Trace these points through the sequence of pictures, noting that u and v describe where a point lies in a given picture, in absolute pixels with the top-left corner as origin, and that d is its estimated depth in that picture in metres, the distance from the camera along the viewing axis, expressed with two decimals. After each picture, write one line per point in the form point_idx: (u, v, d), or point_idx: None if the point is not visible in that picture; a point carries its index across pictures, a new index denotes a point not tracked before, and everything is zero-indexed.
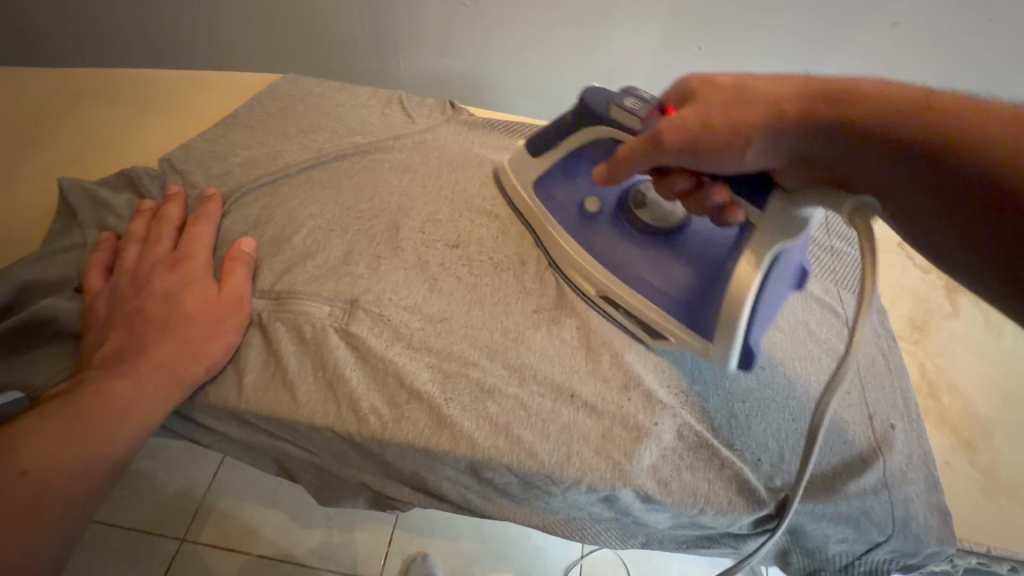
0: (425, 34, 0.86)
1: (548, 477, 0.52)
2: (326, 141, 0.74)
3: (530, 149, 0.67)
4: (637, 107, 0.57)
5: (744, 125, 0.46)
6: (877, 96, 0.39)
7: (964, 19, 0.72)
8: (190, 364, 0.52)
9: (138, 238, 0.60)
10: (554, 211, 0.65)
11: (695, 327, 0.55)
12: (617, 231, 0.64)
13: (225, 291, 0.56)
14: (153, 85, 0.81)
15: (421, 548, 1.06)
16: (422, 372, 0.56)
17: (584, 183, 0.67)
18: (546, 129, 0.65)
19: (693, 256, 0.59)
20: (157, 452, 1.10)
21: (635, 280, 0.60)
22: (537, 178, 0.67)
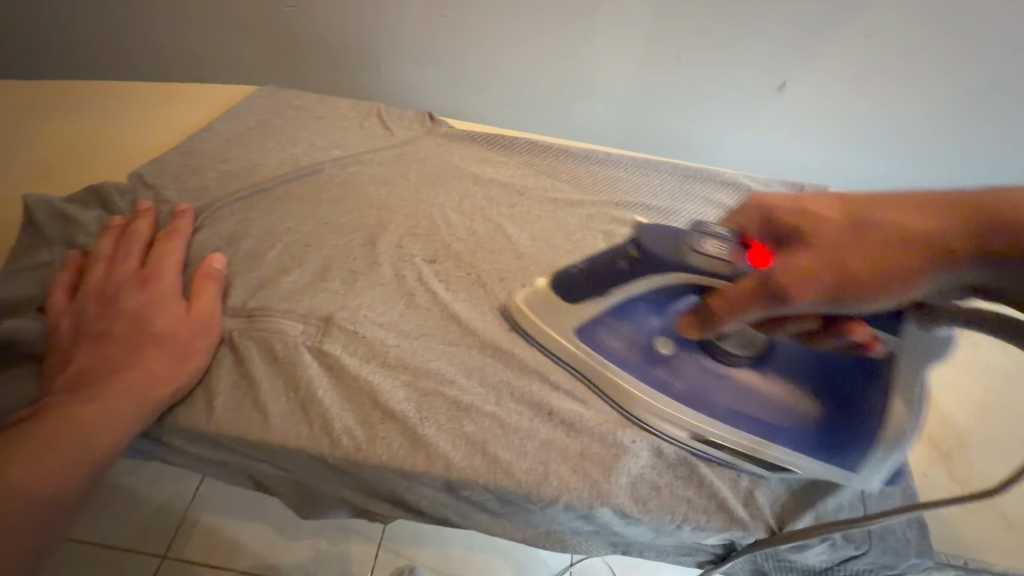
0: (405, 45, 0.86)
1: (526, 496, 0.51)
2: (304, 154, 0.73)
3: (563, 296, 0.57)
4: (721, 250, 0.51)
5: (897, 268, 0.43)
6: (1004, 209, 0.41)
7: (936, 31, 0.72)
8: (161, 385, 0.51)
9: (105, 255, 0.58)
10: (619, 361, 0.56)
11: (838, 462, 0.53)
12: (699, 367, 0.58)
13: (195, 310, 0.55)
14: (127, 98, 0.80)
15: (409, 560, 1.01)
16: (397, 391, 0.55)
17: (640, 319, 0.58)
18: (581, 275, 0.56)
19: (795, 375, 0.57)
20: (136, 468, 1.05)
21: (754, 424, 0.54)
22: (581, 325, 0.57)
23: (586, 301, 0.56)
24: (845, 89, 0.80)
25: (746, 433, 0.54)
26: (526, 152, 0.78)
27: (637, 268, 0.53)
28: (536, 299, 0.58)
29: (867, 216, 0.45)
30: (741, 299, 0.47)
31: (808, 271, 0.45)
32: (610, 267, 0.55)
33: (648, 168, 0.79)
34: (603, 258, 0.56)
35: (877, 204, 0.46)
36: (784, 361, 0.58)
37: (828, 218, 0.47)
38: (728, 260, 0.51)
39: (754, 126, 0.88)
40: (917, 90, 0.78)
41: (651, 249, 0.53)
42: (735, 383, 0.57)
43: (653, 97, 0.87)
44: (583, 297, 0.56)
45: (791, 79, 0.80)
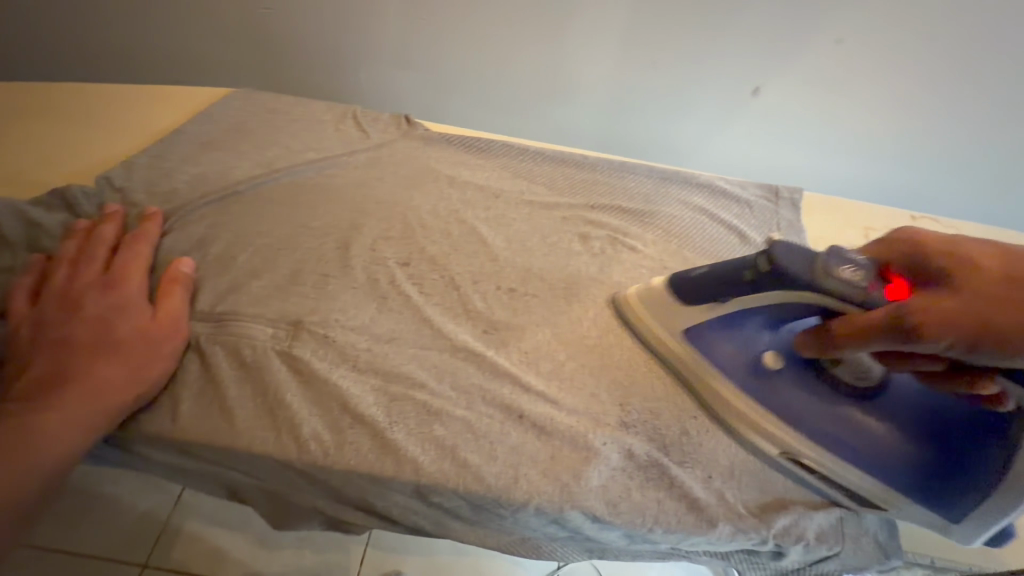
0: (381, 47, 0.86)
1: (496, 500, 0.51)
2: (277, 157, 0.73)
3: (678, 296, 0.56)
4: (858, 277, 0.46)
5: None
6: None
7: (905, 36, 0.73)
8: (120, 392, 0.50)
9: (69, 258, 0.57)
10: (724, 369, 0.55)
11: (939, 509, 0.51)
12: (806, 389, 0.54)
13: (161, 315, 0.54)
14: (98, 100, 0.79)
15: (394, 567, 0.98)
16: (366, 396, 0.54)
17: (752, 330, 0.56)
18: (699, 281, 0.54)
19: (911, 416, 0.52)
20: (115, 476, 1.01)
21: (857, 457, 0.52)
22: (689, 327, 0.57)
23: (699, 304, 0.54)
24: (819, 92, 0.81)
25: (848, 462, 0.52)
26: (503, 155, 0.78)
27: (763, 284, 0.49)
28: (654, 295, 0.59)
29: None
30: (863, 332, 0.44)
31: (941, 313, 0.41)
32: (733, 278, 0.51)
33: (624, 171, 0.79)
34: (728, 266, 0.52)
35: None
36: (903, 398, 0.54)
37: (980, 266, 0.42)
38: (864, 290, 0.46)
39: (731, 129, 0.88)
40: (888, 93, 0.79)
41: (784, 271, 0.48)
42: (844, 412, 0.53)
43: (631, 100, 0.87)
44: (700, 301, 0.54)
45: (765, 83, 0.81)
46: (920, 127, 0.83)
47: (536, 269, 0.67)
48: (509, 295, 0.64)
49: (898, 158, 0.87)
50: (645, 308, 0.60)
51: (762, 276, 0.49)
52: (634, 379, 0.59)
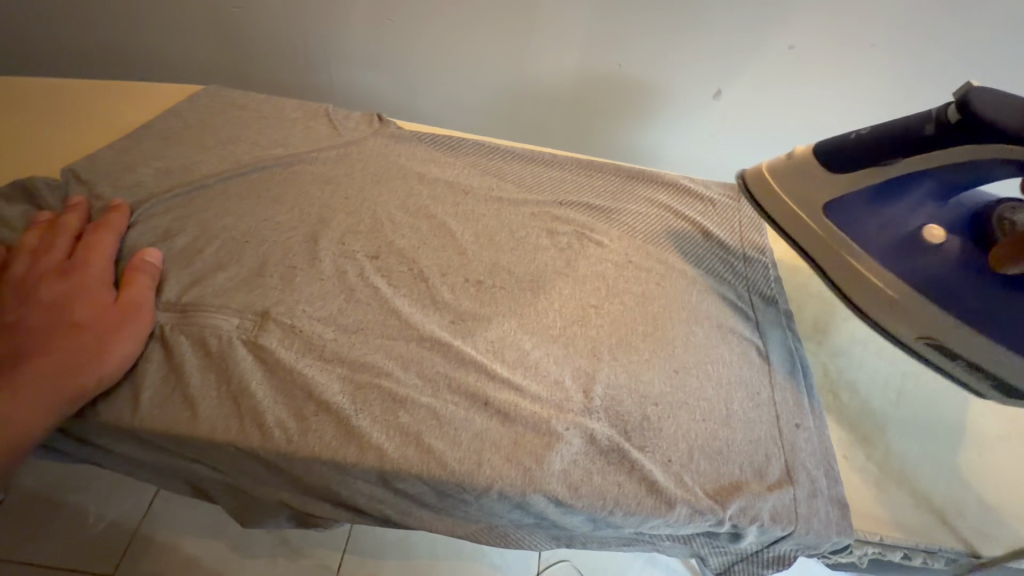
0: (353, 48, 0.87)
1: (459, 485, 0.52)
2: (246, 152, 0.73)
3: (826, 166, 0.60)
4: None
5: None
6: None
7: (855, 43, 0.77)
8: (78, 375, 0.51)
9: (29, 248, 0.58)
10: (866, 239, 0.60)
11: None
12: (957, 253, 0.57)
13: (122, 301, 0.55)
14: (63, 94, 0.78)
15: (371, 572, 0.97)
16: (332, 384, 0.55)
17: (907, 206, 0.58)
18: (855, 145, 0.57)
19: None
20: (81, 483, 0.99)
21: (985, 322, 0.56)
22: (836, 200, 0.60)
23: (847, 171, 0.58)
24: (776, 96, 0.85)
25: (971, 323, 0.56)
26: (473, 153, 0.80)
27: (948, 138, 0.52)
28: (798, 172, 0.62)
29: None
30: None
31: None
32: (909, 134, 0.54)
33: (592, 169, 0.81)
34: (906, 126, 0.55)
35: None
36: None
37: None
38: None
39: (695, 130, 0.91)
40: (840, 96, 0.83)
41: (974, 117, 0.50)
42: (988, 282, 0.56)
43: (599, 101, 0.90)
44: (852, 167, 0.58)
45: (727, 87, 0.85)
46: None
47: (503, 262, 0.68)
48: (476, 287, 0.65)
49: None
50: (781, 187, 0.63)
51: (951, 126, 0.52)
52: (597, 367, 0.61)
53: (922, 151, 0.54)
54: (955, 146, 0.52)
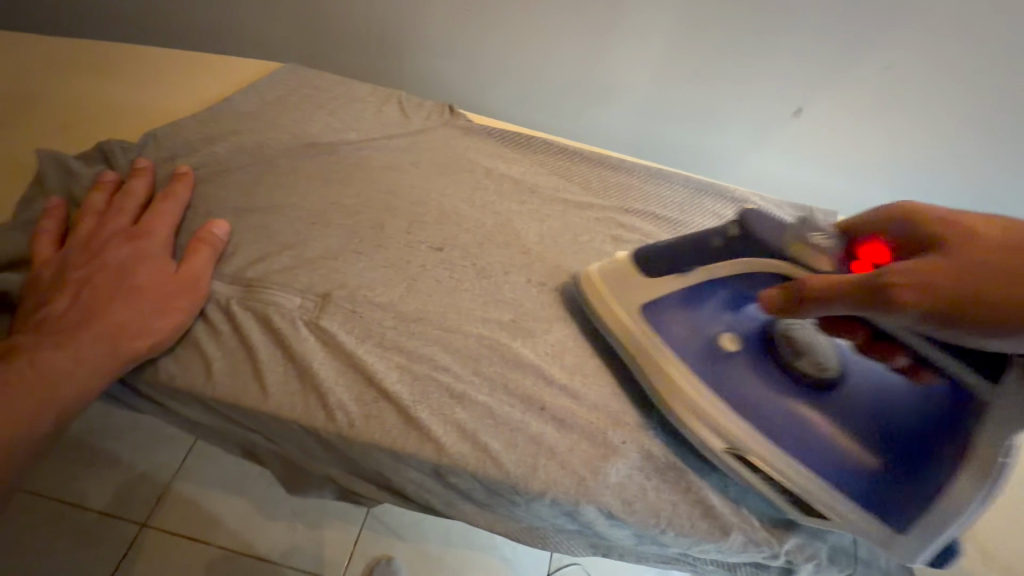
0: (427, 35, 0.86)
1: (512, 487, 0.52)
2: (318, 133, 0.74)
3: (647, 269, 0.55)
4: (826, 245, 0.48)
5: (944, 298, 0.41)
6: None
7: (953, 70, 0.73)
8: (137, 340, 0.53)
9: (96, 209, 0.62)
10: (680, 345, 0.56)
11: (873, 506, 0.51)
12: (759, 372, 0.56)
13: (182, 270, 0.57)
14: (146, 60, 0.81)
15: (386, 550, 0.98)
16: (391, 372, 0.56)
17: (708, 313, 0.57)
18: (669, 252, 0.55)
19: (856, 419, 0.53)
20: (120, 436, 1.03)
21: (791, 443, 0.53)
22: (649, 301, 0.56)
23: (663, 276, 0.55)
24: (856, 118, 0.81)
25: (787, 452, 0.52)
26: (541, 152, 0.79)
27: (738, 247, 0.51)
28: (619, 269, 0.58)
29: (943, 242, 0.43)
30: (847, 287, 0.44)
31: (926, 281, 0.41)
32: (707, 243, 0.52)
33: (661, 178, 0.78)
34: (700, 236, 0.53)
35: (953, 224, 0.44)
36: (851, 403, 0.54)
37: (992, 236, 0.41)
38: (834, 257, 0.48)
39: (766, 145, 0.89)
40: (930, 120, 0.79)
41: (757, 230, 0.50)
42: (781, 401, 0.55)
43: (670, 109, 0.88)
44: (668, 272, 0.55)
45: (808, 104, 0.81)
46: (964, 159, 0.82)
47: (564, 265, 0.67)
48: (538, 288, 0.65)
49: (928, 188, 0.87)
50: (608, 287, 0.58)
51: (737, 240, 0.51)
52: None
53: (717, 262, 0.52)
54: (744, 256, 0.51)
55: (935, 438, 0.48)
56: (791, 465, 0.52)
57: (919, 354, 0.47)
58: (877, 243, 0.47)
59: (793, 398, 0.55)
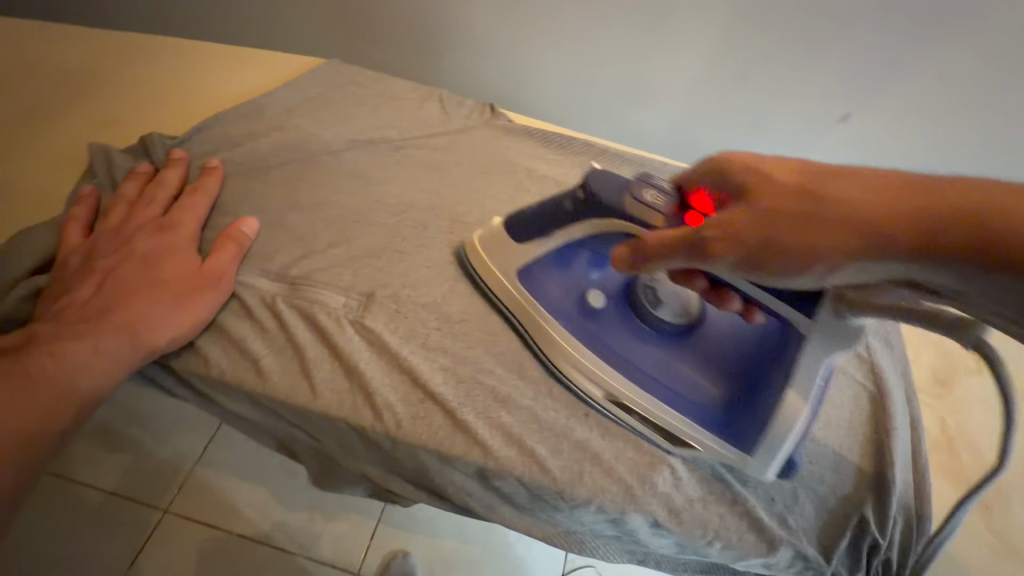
0: (468, 33, 0.86)
1: (558, 493, 0.52)
2: (360, 130, 0.74)
3: (515, 238, 0.57)
4: (658, 202, 0.51)
5: (752, 245, 0.43)
6: (852, 206, 0.39)
7: (1008, 81, 0.71)
8: (158, 332, 0.53)
9: (127, 200, 0.62)
10: (551, 304, 0.58)
11: (736, 440, 0.53)
12: (626, 326, 0.59)
13: (207, 265, 0.57)
14: (189, 54, 0.81)
15: (402, 545, 0.99)
16: (436, 374, 0.55)
17: (579, 271, 0.59)
18: (529, 218, 0.56)
19: (714, 360, 0.57)
20: (150, 426, 1.04)
21: (658, 387, 0.55)
22: (523, 265, 0.58)
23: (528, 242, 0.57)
24: (902, 127, 0.80)
25: (658, 398, 0.54)
26: (582, 154, 0.78)
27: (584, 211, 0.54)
28: (491, 238, 0.59)
29: (749, 188, 0.45)
30: (672, 244, 0.47)
31: (731, 231, 0.43)
32: (555, 207, 0.55)
33: None
34: (553, 201, 0.55)
35: (762, 167, 0.45)
36: (711, 348, 0.58)
37: (783, 179, 0.43)
38: (663, 213, 0.50)
39: (807, 152, 0.87)
40: (979, 132, 0.77)
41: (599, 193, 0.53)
42: (645, 349, 0.58)
43: (710, 113, 0.86)
44: (530, 238, 0.57)
45: (856, 111, 0.80)
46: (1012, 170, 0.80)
47: None
48: None
49: None
50: (484, 252, 0.60)
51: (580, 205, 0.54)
52: None
53: (569, 226, 0.55)
54: (588, 219, 0.54)
55: (772, 367, 0.52)
56: (661, 409, 0.54)
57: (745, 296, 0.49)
58: (702, 193, 0.50)
59: (657, 347, 0.58)
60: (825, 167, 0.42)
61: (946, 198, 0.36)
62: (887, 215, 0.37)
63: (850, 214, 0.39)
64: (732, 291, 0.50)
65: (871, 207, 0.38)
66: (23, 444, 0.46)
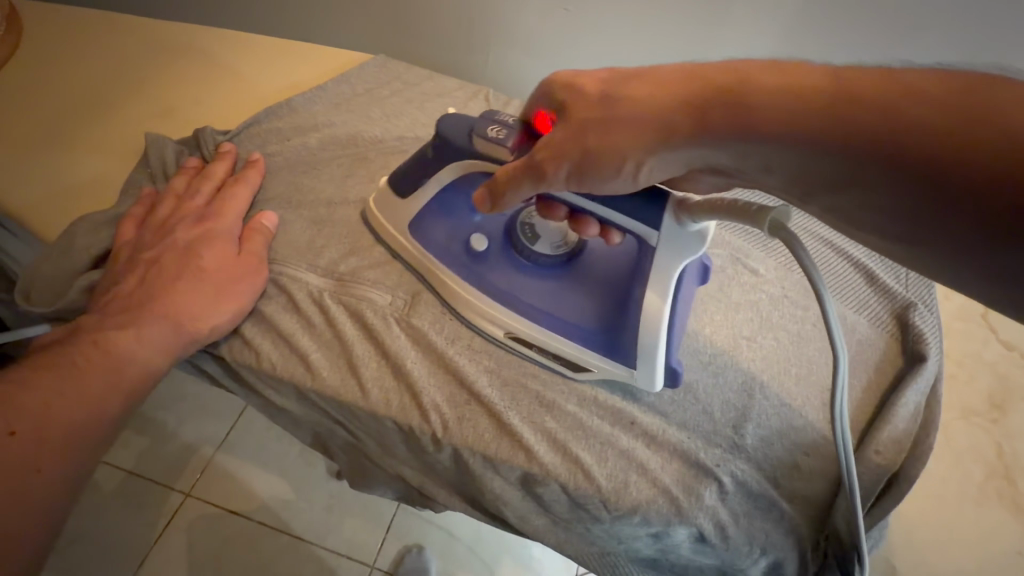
0: (517, 32, 0.85)
1: (603, 502, 0.51)
2: (407, 127, 0.74)
3: (399, 192, 0.59)
4: (502, 135, 0.48)
5: (583, 155, 0.43)
6: (653, 104, 0.40)
7: None
8: (202, 319, 0.53)
9: (175, 193, 0.63)
10: (436, 250, 0.58)
11: (615, 356, 0.53)
12: (511, 264, 0.58)
13: (245, 254, 0.58)
14: (238, 47, 0.82)
15: (418, 539, 0.99)
16: (481, 376, 0.55)
17: (463, 215, 0.59)
18: (408, 170, 0.57)
19: (598, 284, 0.57)
20: (181, 412, 1.06)
21: (542, 316, 0.56)
22: (411, 217, 0.59)
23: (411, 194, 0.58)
24: None
25: (544, 328, 0.55)
26: None
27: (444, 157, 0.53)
28: (381, 195, 0.60)
29: (568, 106, 0.46)
30: (515, 173, 0.46)
31: (559, 144, 0.44)
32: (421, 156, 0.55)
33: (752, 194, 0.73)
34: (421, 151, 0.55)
35: (578, 83, 0.46)
36: (597, 274, 0.57)
37: (593, 94, 0.44)
38: (511, 147, 0.48)
39: None
40: None
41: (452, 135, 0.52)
42: (529, 283, 0.58)
43: None
44: (411, 190, 0.58)
45: None
46: None
47: None
48: None
49: None
50: (379, 209, 0.61)
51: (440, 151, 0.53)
52: (750, 405, 0.57)
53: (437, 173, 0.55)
54: (449, 163, 0.53)
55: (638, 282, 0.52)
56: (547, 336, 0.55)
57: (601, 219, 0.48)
58: (542, 118, 0.49)
59: (545, 280, 0.58)
60: (625, 75, 0.43)
61: (732, 83, 0.37)
62: (684, 103, 0.38)
63: (648, 114, 0.40)
64: (588, 215, 0.49)
65: (670, 103, 0.39)
66: (85, 428, 0.45)
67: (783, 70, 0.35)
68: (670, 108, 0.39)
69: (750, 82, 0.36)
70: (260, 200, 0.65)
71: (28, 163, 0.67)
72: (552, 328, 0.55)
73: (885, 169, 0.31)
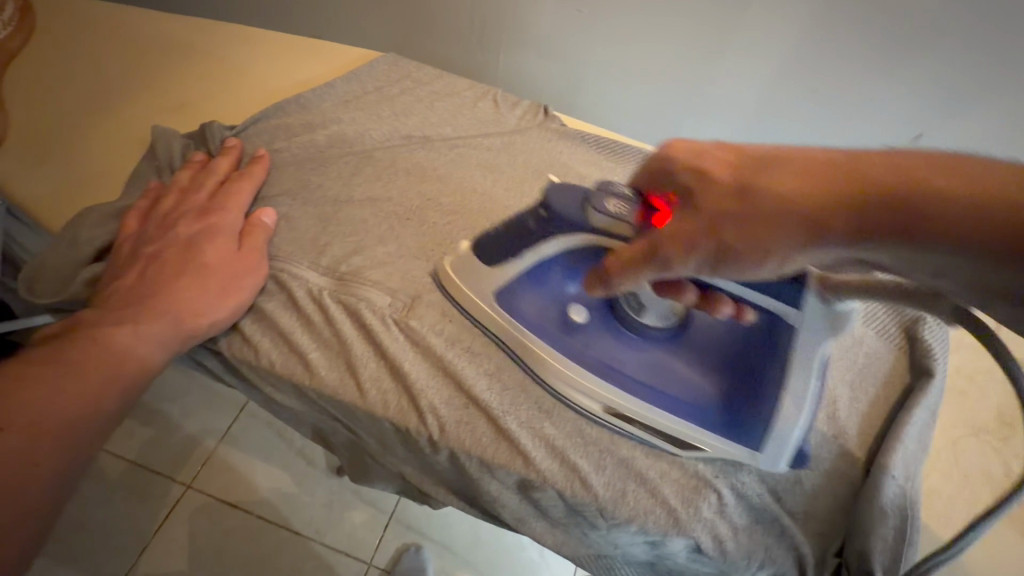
0: (529, 33, 0.85)
1: (599, 511, 0.51)
2: (415, 127, 0.74)
3: (485, 260, 0.56)
4: (622, 211, 0.51)
5: (719, 244, 0.45)
6: (791, 198, 0.42)
7: None
8: (201, 315, 0.53)
9: (179, 187, 0.63)
10: (537, 324, 0.56)
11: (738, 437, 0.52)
12: (611, 335, 0.58)
13: (246, 250, 0.58)
14: (249, 43, 0.82)
15: (416, 538, 0.99)
16: (481, 379, 0.55)
17: (556, 286, 0.58)
18: (500, 240, 0.56)
19: (707, 356, 0.57)
20: (183, 405, 1.06)
21: (654, 393, 0.54)
22: (500, 287, 0.56)
23: (497, 261, 0.56)
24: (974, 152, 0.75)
25: (661, 411, 0.53)
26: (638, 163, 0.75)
27: (546, 229, 0.54)
28: (458, 258, 0.57)
29: (692, 191, 0.47)
30: (634, 260, 0.48)
31: (694, 234, 0.45)
32: (521, 226, 0.55)
33: None
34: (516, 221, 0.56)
35: (696, 165, 0.48)
36: (705, 344, 0.58)
37: (725, 180, 0.45)
38: (632, 224, 0.50)
39: None
40: None
41: (560, 210, 0.53)
42: (636, 358, 0.57)
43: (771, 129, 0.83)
44: (502, 262, 0.55)
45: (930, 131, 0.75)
46: None
47: None
48: None
49: None
50: (451, 268, 0.58)
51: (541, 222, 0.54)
52: None
53: (542, 246, 0.54)
54: (552, 236, 0.54)
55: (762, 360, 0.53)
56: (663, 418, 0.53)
57: (736, 296, 0.52)
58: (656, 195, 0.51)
59: (649, 351, 0.58)
60: (757, 162, 0.45)
61: (880, 179, 0.39)
62: (832, 201, 0.40)
63: (793, 210, 0.41)
64: (719, 290, 0.52)
65: (805, 197, 0.41)
66: (82, 421, 0.45)
67: (933, 172, 0.38)
68: (809, 203, 0.41)
69: (893, 186, 0.38)
70: (265, 196, 0.65)
71: (37, 154, 0.68)
72: (668, 409, 0.53)
73: (995, 258, 0.36)
